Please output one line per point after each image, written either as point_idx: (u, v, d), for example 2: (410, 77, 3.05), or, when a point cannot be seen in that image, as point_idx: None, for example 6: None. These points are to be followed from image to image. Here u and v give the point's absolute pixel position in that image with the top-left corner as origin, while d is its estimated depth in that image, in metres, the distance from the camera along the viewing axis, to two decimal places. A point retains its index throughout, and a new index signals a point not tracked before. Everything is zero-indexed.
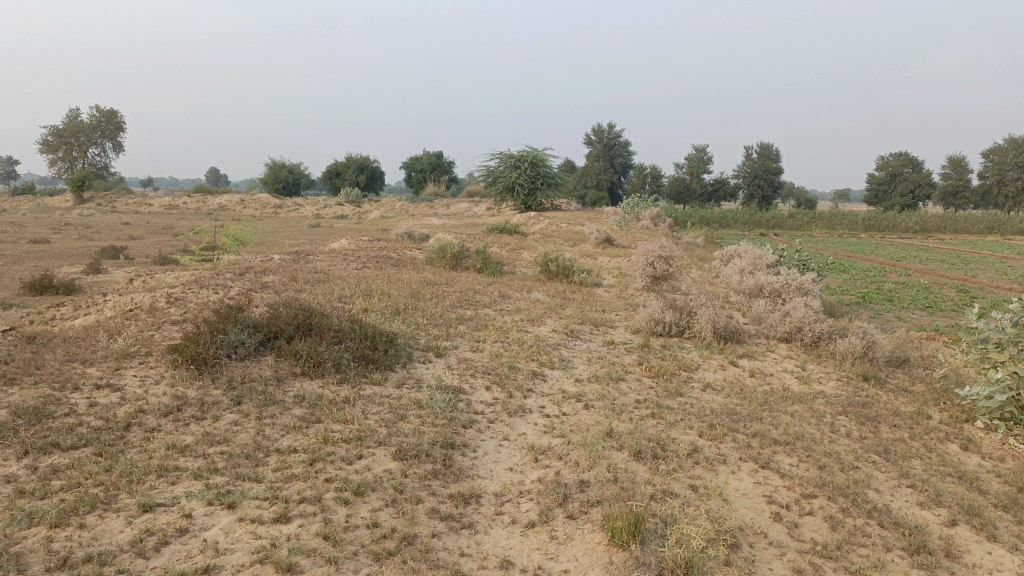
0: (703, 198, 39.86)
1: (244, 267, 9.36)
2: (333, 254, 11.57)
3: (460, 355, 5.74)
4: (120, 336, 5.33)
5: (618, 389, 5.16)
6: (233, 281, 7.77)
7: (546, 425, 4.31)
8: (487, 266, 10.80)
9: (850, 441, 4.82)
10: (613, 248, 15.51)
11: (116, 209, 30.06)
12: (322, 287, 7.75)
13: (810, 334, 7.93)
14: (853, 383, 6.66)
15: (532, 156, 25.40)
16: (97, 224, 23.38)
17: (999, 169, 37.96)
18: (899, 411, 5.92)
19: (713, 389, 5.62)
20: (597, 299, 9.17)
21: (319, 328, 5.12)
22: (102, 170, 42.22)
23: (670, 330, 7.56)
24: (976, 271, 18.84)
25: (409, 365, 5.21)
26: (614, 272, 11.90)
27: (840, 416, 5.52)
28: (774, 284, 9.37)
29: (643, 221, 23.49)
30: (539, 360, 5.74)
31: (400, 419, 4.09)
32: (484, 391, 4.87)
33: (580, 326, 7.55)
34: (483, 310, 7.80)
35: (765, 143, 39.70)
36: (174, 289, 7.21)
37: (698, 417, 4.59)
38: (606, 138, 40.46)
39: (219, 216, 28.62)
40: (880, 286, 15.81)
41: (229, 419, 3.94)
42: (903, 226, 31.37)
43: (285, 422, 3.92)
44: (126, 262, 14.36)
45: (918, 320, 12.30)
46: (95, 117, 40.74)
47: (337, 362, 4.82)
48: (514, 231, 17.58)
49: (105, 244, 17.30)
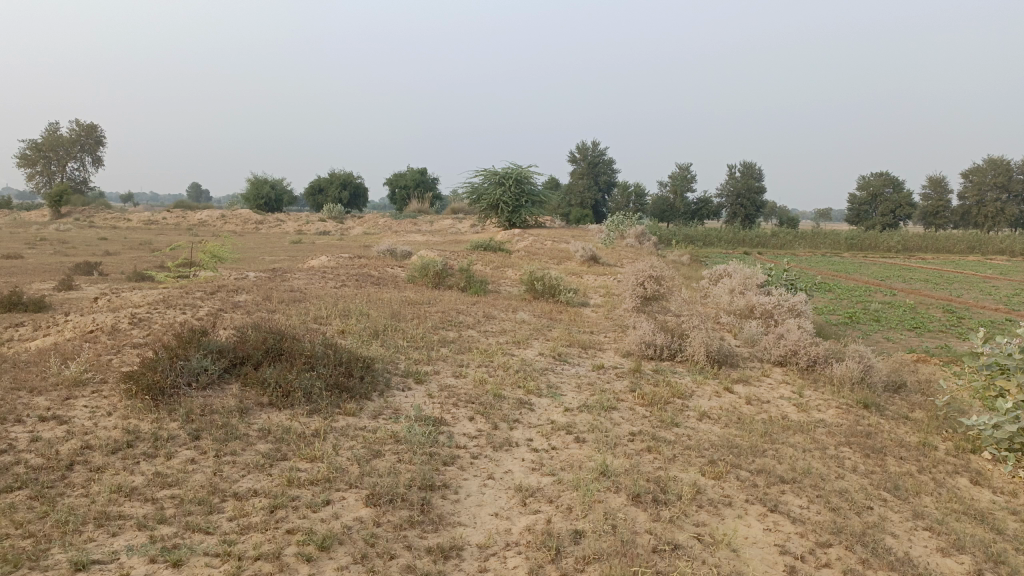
0: (687, 217, 39.83)
1: (218, 284, 8.97)
2: (312, 272, 11.21)
3: (442, 381, 5.39)
4: (75, 362, 4.93)
5: (611, 420, 4.83)
6: (204, 301, 7.39)
7: (534, 461, 3.96)
8: (470, 285, 10.48)
9: (858, 477, 4.51)
10: (599, 266, 15.24)
11: (95, 224, 29.52)
12: (298, 307, 7.38)
13: (806, 358, 7.65)
14: (854, 410, 6.36)
15: (516, 173, 25.16)
16: (73, 238, 22.86)
17: (979, 190, 38.18)
18: (903, 441, 5.63)
19: (710, 418, 5.29)
20: (585, 320, 8.87)
21: (291, 354, 4.76)
22: (81, 184, 41.57)
23: (661, 354, 7.25)
24: (960, 291, 18.72)
25: (387, 393, 4.85)
26: (601, 291, 11.60)
27: (844, 448, 5.21)
28: (766, 305, 9.10)
29: (628, 239, 23.28)
30: (525, 387, 5.40)
31: (374, 456, 3.73)
32: (467, 422, 4.52)
33: (568, 349, 7.22)
34: (466, 332, 7.46)
35: (748, 162, 39.76)
36: (140, 308, 6.82)
37: (698, 451, 4.26)
38: (590, 156, 40.41)
39: (199, 231, 28.17)
40: (867, 305, 15.63)
41: (185, 457, 3.57)
42: (885, 245, 31.40)
43: (247, 460, 3.55)
44: (100, 278, 13.94)
45: (908, 341, 12.08)
46: (75, 131, 40.09)
47: (309, 391, 4.46)
48: (499, 248, 17.28)
49: (80, 260, 16.82)
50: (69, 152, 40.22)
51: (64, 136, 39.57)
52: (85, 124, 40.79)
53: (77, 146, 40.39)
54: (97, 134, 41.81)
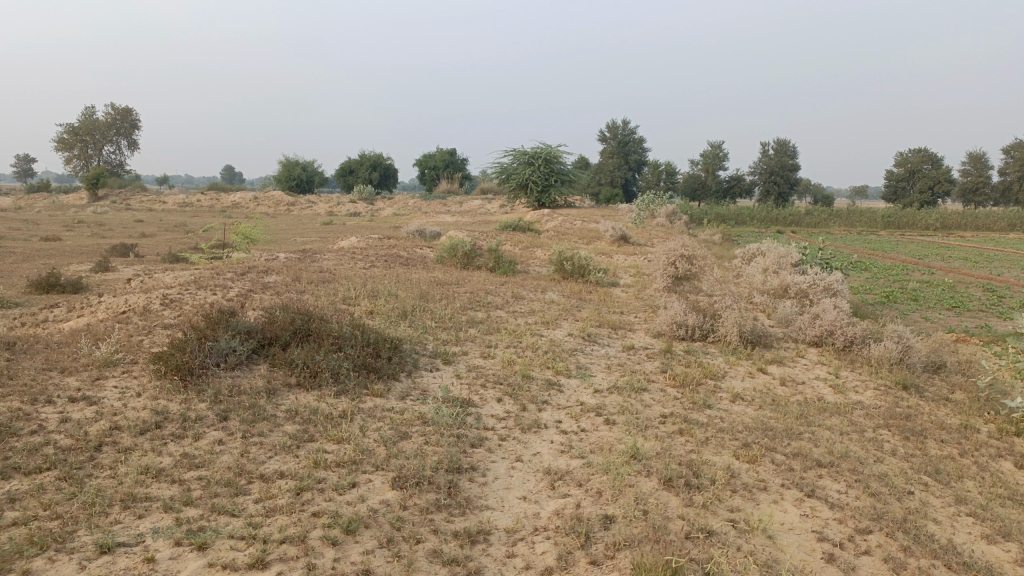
0: (718, 195, 39.28)
1: (248, 266, 9.00)
2: (341, 252, 11.23)
3: (470, 362, 5.33)
4: (106, 343, 4.96)
5: (641, 401, 4.75)
6: (234, 282, 7.41)
7: (563, 444, 3.90)
8: (499, 265, 10.42)
9: (897, 461, 4.38)
10: (629, 246, 15.07)
11: (130, 206, 29.93)
12: (326, 287, 7.37)
13: (842, 338, 7.48)
14: (892, 392, 6.20)
15: (545, 153, 24.96)
16: (109, 221, 23.18)
17: (1021, 165, 37.07)
18: (944, 424, 5.46)
19: (743, 400, 5.18)
20: (615, 300, 8.76)
21: (319, 334, 4.74)
22: (117, 168, 42.14)
23: (693, 334, 7.13)
24: (1001, 269, 18.24)
25: (415, 374, 4.81)
26: (632, 271, 11.46)
27: (882, 430, 5.07)
28: (800, 284, 8.91)
29: (658, 219, 23.02)
30: (554, 368, 5.33)
31: (401, 438, 3.69)
32: (495, 403, 4.46)
33: (598, 330, 7.13)
34: (495, 312, 7.40)
35: (782, 139, 39.04)
36: (171, 289, 6.86)
37: (731, 433, 4.16)
38: (621, 135, 39.99)
39: (231, 213, 28.42)
40: (904, 285, 15.28)
41: (211, 438, 3.56)
42: (924, 222, 30.70)
43: (274, 442, 3.53)
44: (136, 260, 14.12)
45: (946, 321, 11.79)
46: (110, 115, 40.58)
47: (336, 372, 4.43)
48: (528, 229, 17.17)
49: (116, 242, 17.05)
50: (105, 135, 40.77)
51: (100, 120, 40.10)
52: (120, 108, 41.28)
53: (113, 131, 40.94)
54: (132, 118, 42.29)
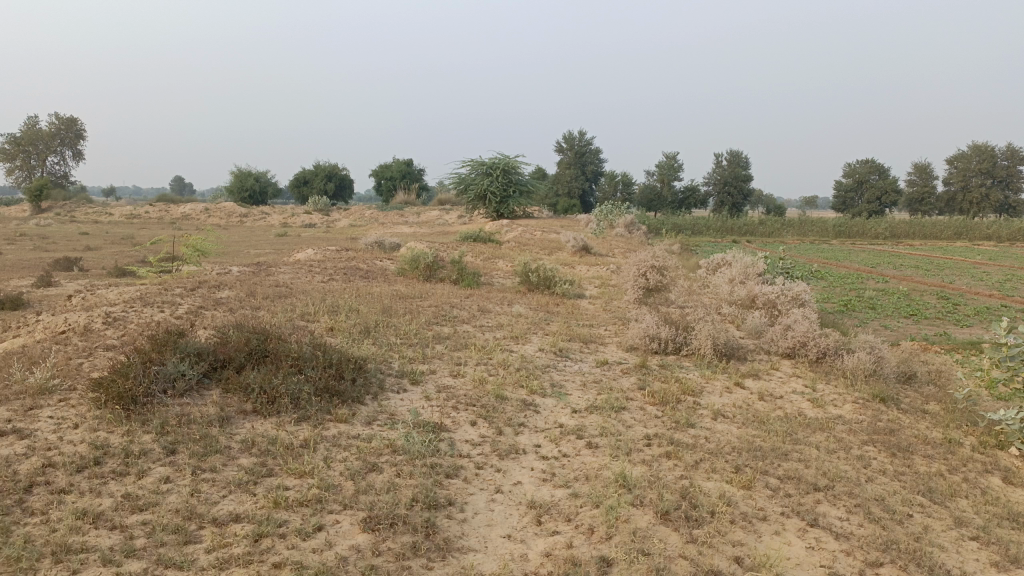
0: (674, 206, 39.55)
1: (198, 280, 8.55)
2: (298, 265, 10.81)
3: (439, 381, 5.03)
4: (41, 367, 4.53)
5: (622, 422, 4.50)
6: (184, 298, 6.98)
7: (544, 471, 3.63)
8: (463, 277, 10.13)
9: (889, 481, 4.20)
10: (591, 257, 14.90)
11: (76, 218, 28.90)
12: (283, 303, 7.00)
13: (815, 350, 7.35)
14: (870, 405, 6.05)
15: (503, 164, 24.76)
16: (54, 234, 22.29)
17: (964, 176, 38.03)
18: (927, 438, 5.32)
19: (725, 417, 4.97)
20: (583, 312, 8.53)
21: (277, 355, 4.39)
22: (62, 179, 40.73)
23: (666, 347, 6.93)
24: (952, 277, 18.51)
25: (381, 397, 4.50)
26: (596, 282, 11.28)
27: (867, 447, 4.91)
28: (769, 294, 8.79)
29: (617, 229, 23.00)
30: (527, 387, 5.05)
31: (371, 469, 3.38)
32: (469, 427, 4.17)
33: (569, 344, 6.88)
34: (462, 327, 7.10)
35: (736, 150, 39.51)
36: (115, 307, 6.41)
37: (721, 456, 3.94)
38: (578, 145, 40.05)
39: (182, 225, 27.57)
40: (861, 293, 15.38)
41: (157, 476, 3.20)
42: (873, 232, 31.26)
43: (228, 478, 3.20)
44: (80, 274, 13.48)
45: (906, 329, 11.82)
46: (55, 125, 39.24)
47: (296, 396, 4.09)
48: (489, 239, 16.91)
49: (58, 256, 16.29)
50: (49, 146, 39.37)
51: (44, 130, 38.70)
52: (65, 118, 39.92)
53: (58, 140, 39.58)
54: (77, 128, 40.96)
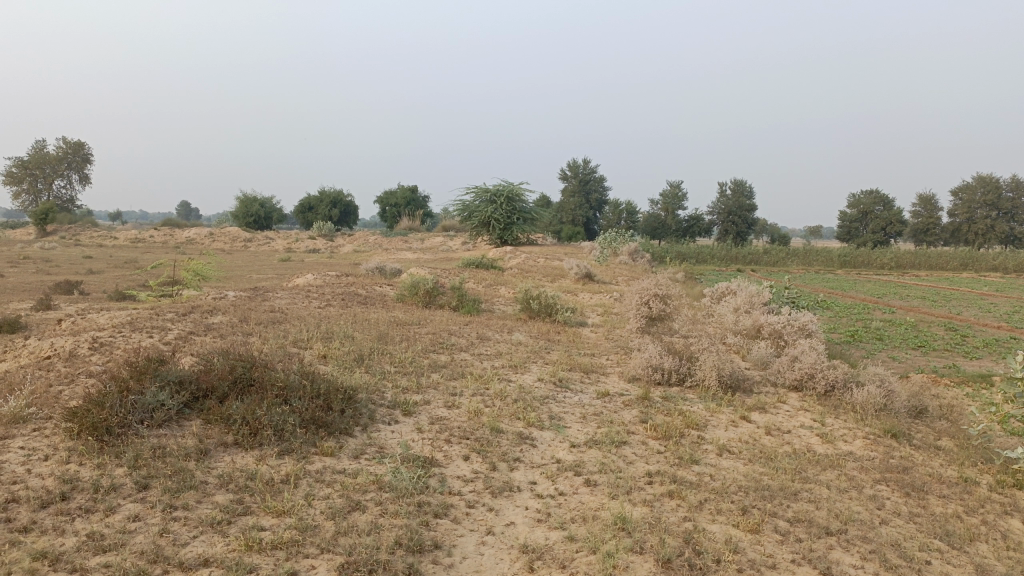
0: (678, 234, 39.46)
1: (193, 305, 8.38)
2: (296, 290, 10.67)
3: (432, 413, 4.83)
4: (17, 394, 4.34)
5: (623, 458, 4.29)
6: (175, 323, 6.80)
7: (540, 511, 3.43)
8: (463, 304, 9.97)
9: (904, 524, 3.98)
10: (594, 284, 14.73)
11: (80, 242, 28.86)
12: (277, 329, 6.82)
13: (823, 382, 7.14)
14: (881, 441, 5.82)
15: (507, 191, 24.74)
16: (57, 257, 22.20)
17: (969, 207, 37.93)
18: (942, 476, 5.08)
19: (731, 453, 4.76)
20: (584, 341, 8.34)
21: (263, 384, 4.21)
22: (68, 203, 40.81)
23: (669, 378, 6.73)
24: (959, 309, 18.30)
25: (370, 428, 4.30)
26: (599, 310, 11.09)
27: (880, 486, 4.68)
28: (775, 324, 8.58)
29: (621, 256, 22.88)
30: (525, 419, 4.85)
31: (354, 507, 3.19)
32: (461, 462, 3.97)
33: (569, 374, 6.68)
34: (460, 355, 6.92)
35: (740, 180, 39.49)
36: (102, 332, 6.23)
37: (727, 496, 3.73)
38: (582, 173, 40.09)
39: (186, 249, 27.52)
40: (867, 324, 15.17)
41: (125, 513, 3.00)
42: (879, 262, 31.09)
43: (202, 517, 3.00)
44: (80, 298, 13.34)
45: (914, 361, 11.59)
46: (62, 149, 39.41)
47: (280, 428, 3.89)
48: (491, 266, 16.78)
49: (59, 279, 16.17)
50: (56, 170, 39.51)
51: (51, 154, 38.85)
52: (73, 142, 40.16)
53: (65, 164, 39.71)
54: (84, 152, 41.11)
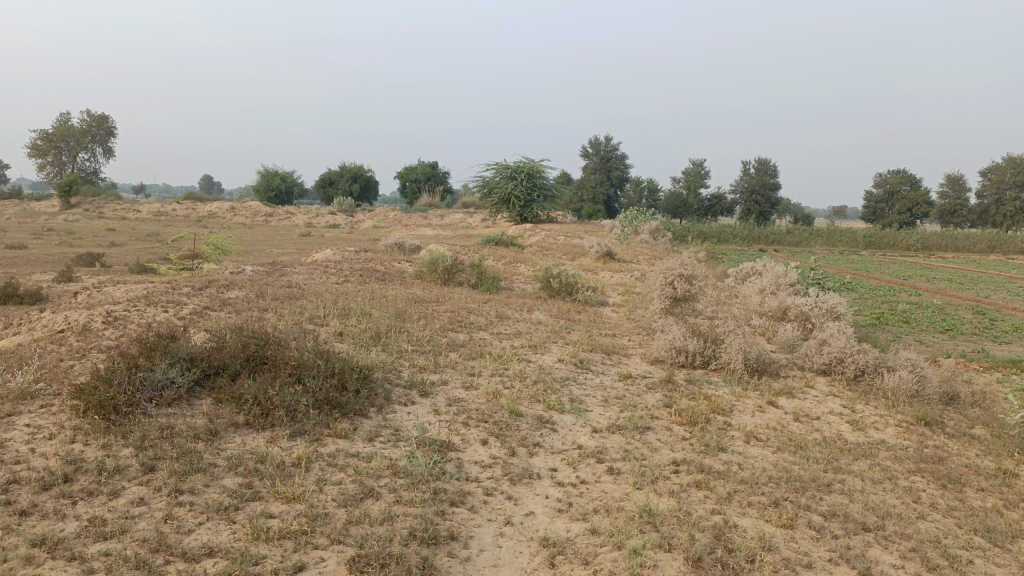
0: (700, 213, 38.97)
1: (210, 279, 8.28)
2: (314, 265, 10.56)
3: (450, 394, 4.69)
4: (26, 369, 4.25)
5: (647, 444, 4.13)
6: (190, 298, 6.70)
7: (561, 499, 3.28)
8: (482, 282, 9.81)
9: (942, 518, 3.80)
10: (615, 263, 14.50)
11: (103, 214, 28.99)
12: (293, 305, 6.70)
13: (852, 367, 6.92)
14: (914, 429, 5.61)
15: (528, 167, 24.44)
16: (80, 229, 22.33)
17: (998, 188, 37.08)
18: (980, 467, 4.87)
19: (758, 440, 4.58)
20: (606, 321, 8.16)
21: (276, 362, 4.07)
22: (92, 176, 40.99)
23: (693, 361, 6.54)
24: (987, 291, 17.89)
25: (385, 410, 4.17)
26: (620, 289, 10.88)
27: (915, 477, 4.49)
28: (802, 306, 8.34)
29: (642, 235, 22.60)
30: (545, 402, 4.69)
31: (367, 494, 3.05)
32: (480, 447, 3.83)
33: (590, 355, 6.51)
34: (478, 334, 6.77)
35: (763, 158, 38.85)
36: (117, 305, 6.14)
37: (756, 487, 3.57)
38: (603, 151, 39.63)
39: (207, 223, 27.56)
40: (893, 306, 14.83)
41: (129, 497, 2.89)
42: (904, 243, 30.51)
43: (209, 502, 2.89)
44: (101, 270, 13.34)
45: (942, 345, 11.30)
46: (86, 121, 39.56)
47: (293, 409, 3.76)
48: (511, 243, 16.60)
49: (82, 251, 16.19)
50: (80, 142, 39.67)
51: (75, 127, 39.00)
52: (96, 115, 40.26)
53: (89, 137, 39.87)
54: (108, 125, 41.26)
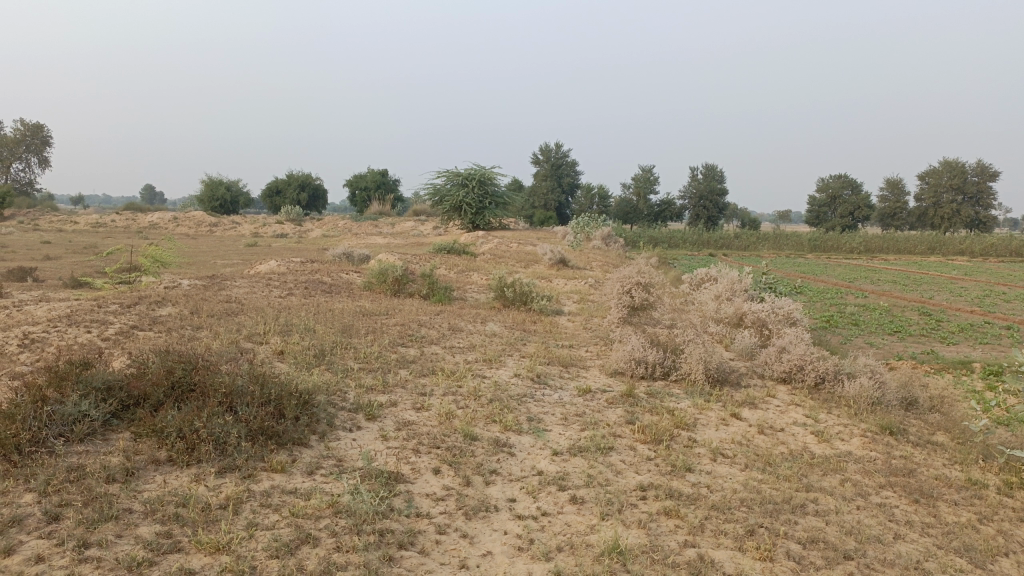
0: (650, 219, 39.21)
1: (143, 294, 7.78)
2: (256, 278, 10.09)
3: (399, 417, 4.36)
4: None
5: (611, 467, 3.87)
6: (119, 316, 6.23)
7: (521, 535, 3.00)
8: (434, 292, 9.49)
9: (920, 538, 3.62)
10: (568, 270, 14.30)
11: (38, 226, 27.77)
12: (231, 322, 6.28)
13: (813, 375, 6.79)
14: (879, 439, 5.45)
15: (479, 174, 24.18)
16: (13, 242, 21.28)
17: (936, 191, 38.08)
18: (950, 479, 4.72)
19: (725, 458, 4.36)
20: (562, 331, 7.92)
21: (205, 390, 3.69)
22: (27, 186, 39.36)
23: (653, 372, 6.33)
24: (930, 292, 18.20)
25: (326, 439, 3.82)
26: (575, 297, 10.67)
27: (886, 492, 4.32)
28: (759, 312, 8.21)
29: (594, 241, 22.50)
30: (501, 423, 4.40)
31: (303, 541, 2.72)
32: (432, 477, 3.52)
33: (547, 368, 6.24)
34: (429, 348, 6.46)
35: (711, 164, 39.25)
36: (35, 327, 5.65)
37: (729, 512, 3.34)
38: (554, 157, 39.62)
39: (149, 234, 26.59)
40: (842, 308, 14.95)
41: (26, 554, 2.50)
42: (848, 246, 31.08)
43: (120, 557, 2.52)
44: (33, 285, 12.62)
45: (892, 347, 11.35)
46: (20, 131, 37.97)
47: (223, 442, 3.40)
48: (463, 251, 16.28)
49: (11, 265, 15.35)
50: (14, 152, 38.07)
51: (8, 136, 37.38)
52: (31, 124, 38.68)
53: (23, 147, 38.26)
54: (44, 134, 39.66)
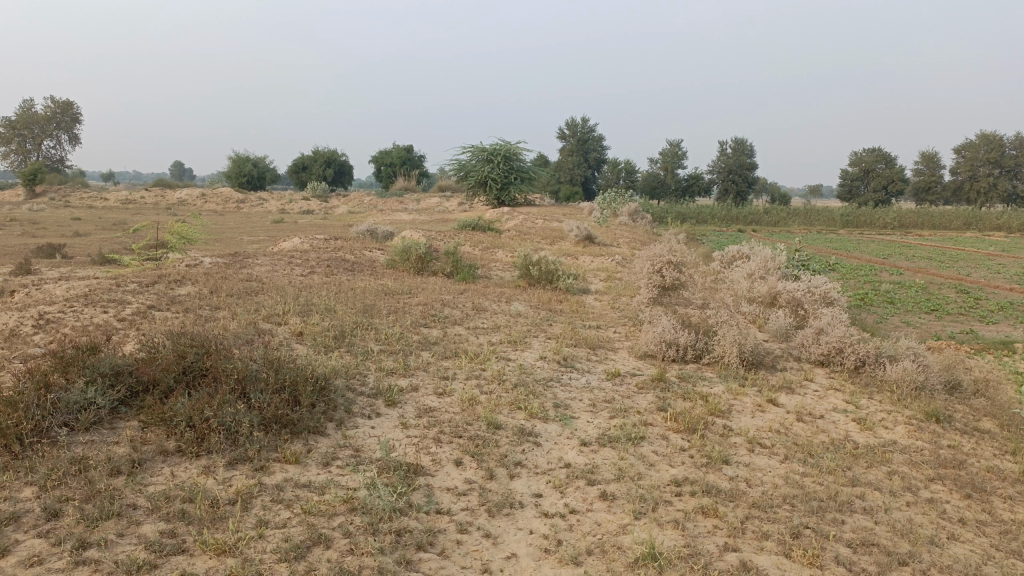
0: (678, 194, 38.60)
1: (164, 272, 7.66)
2: (278, 256, 9.94)
3: (420, 403, 4.18)
4: None
5: (643, 459, 3.66)
6: (137, 296, 6.09)
7: (549, 536, 2.81)
8: (458, 270, 9.29)
9: (976, 538, 3.36)
10: (595, 247, 14.01)
11: (68, 203, 27.98)
12: (250, 302, 6.12)
13: (852, 358, 6.50)
14: (924, 427, 5.17)
15: (504, 150, 23.86)
16: (45, 219, 21.43)
17: (972, 164, 37.00)
18: (1003, 471, 4.44)
19: (763, 449, 4.12)
20: (589, 311, 7.69)
21: (217, 375, 3.53)
22: (58, 164, 39.70)
23: (684, 355, 6.09)
24: (967, 269, 17.65)
25: (344, 427, 3.64)
26: (602, 275, 10.41)
27: (936, 486, 4.06)
28: (794, 292, 7.90)
29: (621, 217, 22.10)
30: (527, 410, 4.20)
31: (315, 542, 2.55)
32: (453, 469, 3.33)
33: (574, 351, 6.01)
34: (453, 329, 6.26)
35: (741, 138, 38.50)
36: (52, 307, 5.53)
37: (770, 511, 3.12)
38: (581, 132, 39.10)
39: (177, 211, 26.65)
40: (876, 286, 14.52)
41: (21, 555, 2.35)
42: (881, 221, 30.30)
43: (120, 559, 2.37)
44: (60, 262, 12.60)
45: (929, 326, 10.95)
46: (51, 108, 38.22)
47: (234, 432, 3.23)
48: (488, 228, 16.04)
49: (39, 242, 15.38)
50: (44, 130, 38.34)
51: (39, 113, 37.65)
52: (61, 102, 38.78)
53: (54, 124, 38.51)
54: (74, 111, 39.92)
